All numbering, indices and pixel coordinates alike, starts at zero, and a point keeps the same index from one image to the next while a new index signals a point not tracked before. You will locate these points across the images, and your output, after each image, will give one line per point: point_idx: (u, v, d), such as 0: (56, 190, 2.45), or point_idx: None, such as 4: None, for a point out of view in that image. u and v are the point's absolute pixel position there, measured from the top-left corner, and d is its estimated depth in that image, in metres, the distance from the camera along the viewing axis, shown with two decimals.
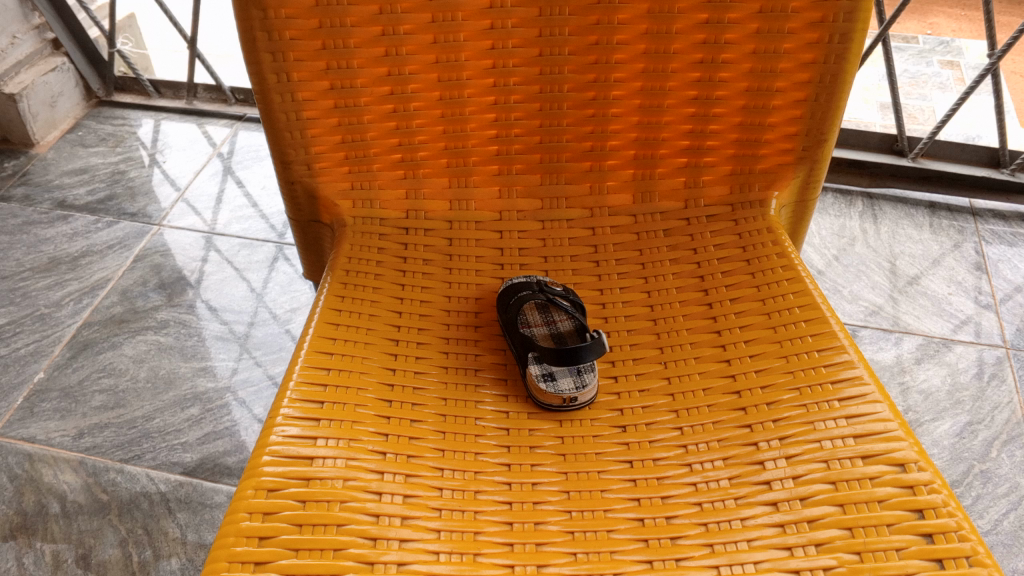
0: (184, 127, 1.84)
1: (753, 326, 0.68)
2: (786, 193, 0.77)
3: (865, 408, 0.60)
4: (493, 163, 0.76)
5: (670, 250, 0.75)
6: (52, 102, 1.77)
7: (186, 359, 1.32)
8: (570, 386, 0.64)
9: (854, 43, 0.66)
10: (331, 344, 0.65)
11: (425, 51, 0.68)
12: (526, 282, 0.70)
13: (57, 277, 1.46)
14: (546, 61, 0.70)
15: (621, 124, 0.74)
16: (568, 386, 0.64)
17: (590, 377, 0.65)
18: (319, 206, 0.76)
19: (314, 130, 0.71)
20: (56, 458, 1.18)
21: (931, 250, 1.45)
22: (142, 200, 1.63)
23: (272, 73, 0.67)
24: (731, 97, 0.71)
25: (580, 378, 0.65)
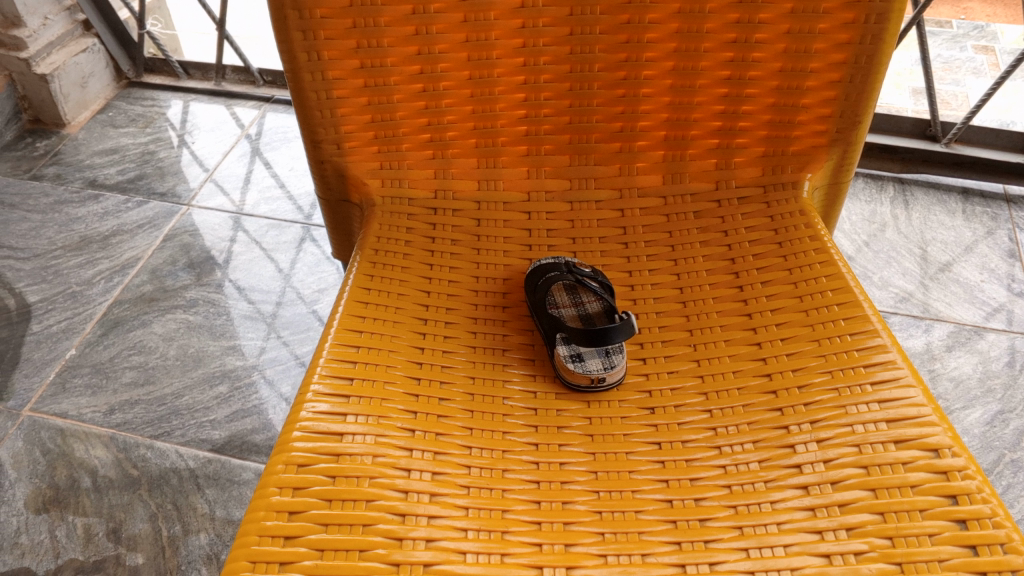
0: (212, 108, 1.85)
1: (785, 309, 0.67)
2: (819, 176, 0.76)
3: (897, 392, 0.60)
4: (522, 143, 0.76)
5: (700, 233, 0.74)
6: (83, 82, 1.79)
7: (214, 338, 1.33)
8: (598, 365, 0.63)
9: (890, 23, 0.65)
10: (360, 322, 0.65)
11: (456, 29, 0.68)
12: (553, 263, 0.70)
13: (88, 256, 1.48)
14: (577, 40, 0.69)
15: (652, 104, 0.73)
16: (597, 366, 0.63)
17: (620, 359, 0.65)
18: (348, 186, 0.76)
19: (343, 109, 0.71)
20: (87, 433, 1.20)
21: (964, 237, 1.43)
22: (171, 179, 1.65)
23: (303, 51, 0.67)
24: (764, 77, 0.70)
25: (609, 359, 0.64)
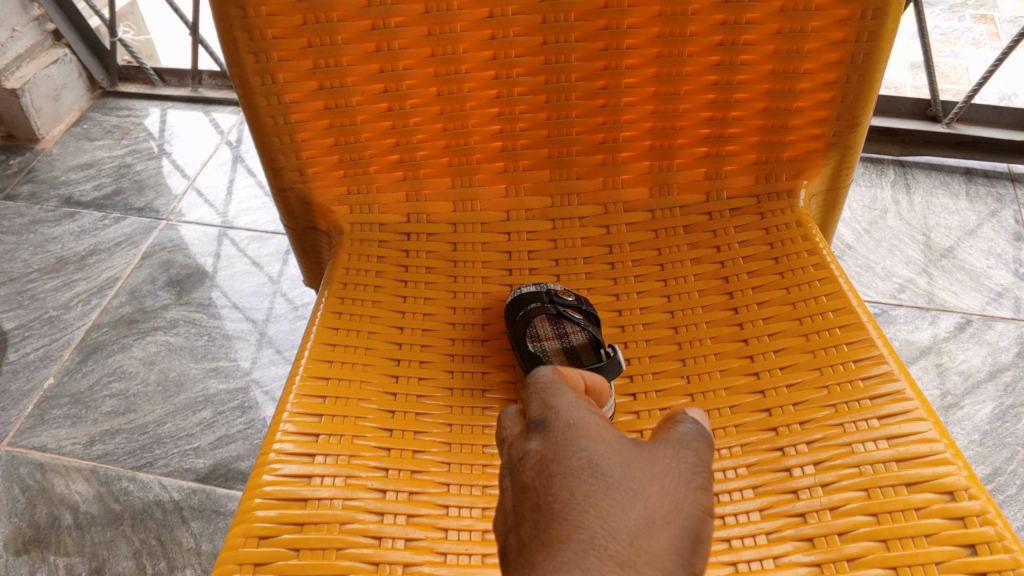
0: (190, 115, 1.79)
1: (784, 333, 0.62)
2: (816, 181, 0.70)
3: (907, 426, 0.55)
4: (498, 159, 0.71)
5: (692, 249, 0.69)
6: (56, 95, 1.73)
7: (196, 360, 1.29)
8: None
9: (890, 19, 0.60)
10: (326, 367, 0.60)
11: (419, 44, 0.63)
12: (534, 294, 0.65)
13: (65, 278, 1.43)
14: (551, 49, 0.64)
15: (635, 113, 0.68)
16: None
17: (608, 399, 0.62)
18: (313, 213, 0.71)
19: (303, 133, 0.66)
20: (67, 466, 1.16)
21: (968, 221, 1.38)
22: (149, 193, 1.59)
23: (254, 75, 0.62)
24: (755, 81, 0.65)
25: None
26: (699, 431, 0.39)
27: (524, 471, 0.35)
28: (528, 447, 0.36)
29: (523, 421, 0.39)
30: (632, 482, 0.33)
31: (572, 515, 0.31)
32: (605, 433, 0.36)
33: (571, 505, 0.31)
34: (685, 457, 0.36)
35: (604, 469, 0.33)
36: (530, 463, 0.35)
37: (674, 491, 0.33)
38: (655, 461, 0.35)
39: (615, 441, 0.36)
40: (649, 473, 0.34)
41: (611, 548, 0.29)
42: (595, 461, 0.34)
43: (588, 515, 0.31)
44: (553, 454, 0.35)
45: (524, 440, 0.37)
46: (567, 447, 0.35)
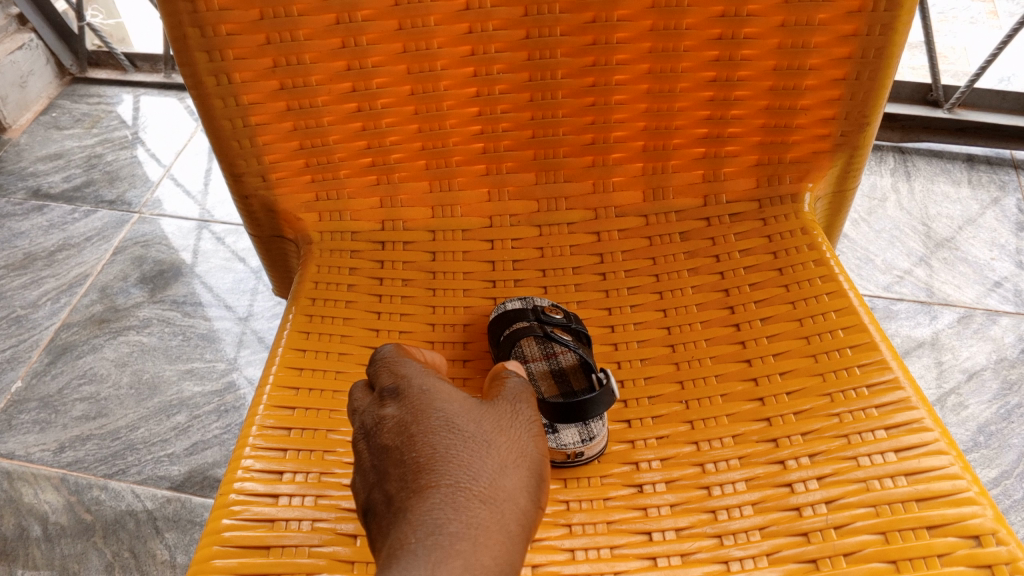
0: (164, 102, 1.73)
1: (790, 353, 0.58)
2: (821, 184, 0.66)
3: (927, 461, 0.51)
4: (479, 161, 0.66)
5: (688, 258, 0.64)
6: (22, 82, 1.67)
7: (171, 361, 1.24)
8: (575, 439, 0.55)
9: (903, 10, 0.55)
10: (292, 396, 0.57)
11: (390, 39, 0.57)
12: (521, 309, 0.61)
13: (33, 275, 1.38)
14: (534, 44, 0.59)
15: (626, 112, 0.63)
16: (574, 438, 0.55)
17: (599, 428, 0.56)
18: (280, 221, 0.67)
19: (265, 136, 0.61)
20: (35, 475, 1.11)
21: (969, 210, 1.34)
22: (121, 185, 1.53)
23: (209, 75, 0.57)
24: (756, 77, 0.60)
25: (587, 429, 0.56)
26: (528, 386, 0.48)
27: (387, 434, 0.42)
28: (385, 411, 0.43)
29: (371, 391, 0.46)
30: (487, 437, 0.41)
31: (439, 464, 0.39)
32: (454, 397, 0.44)
33: (436, 458, 0.39)
34: (520, 417, 0.44)
35: (461, 426, 0.41)
36: (390, 426, 0.42)
37: (519, 441, 0.42)
38: (499, 418, 0.43)
39: (464, 404, 0.43)
40: (500, 429, 0.42)
41: (477, 488, 0.38)
42: (451, 420, 0.42)
43: (454, 467, 0.39)
44: (414, 416, 0.42)
45: (379, 404, 0.44)
46: (423, 410, 0.42)
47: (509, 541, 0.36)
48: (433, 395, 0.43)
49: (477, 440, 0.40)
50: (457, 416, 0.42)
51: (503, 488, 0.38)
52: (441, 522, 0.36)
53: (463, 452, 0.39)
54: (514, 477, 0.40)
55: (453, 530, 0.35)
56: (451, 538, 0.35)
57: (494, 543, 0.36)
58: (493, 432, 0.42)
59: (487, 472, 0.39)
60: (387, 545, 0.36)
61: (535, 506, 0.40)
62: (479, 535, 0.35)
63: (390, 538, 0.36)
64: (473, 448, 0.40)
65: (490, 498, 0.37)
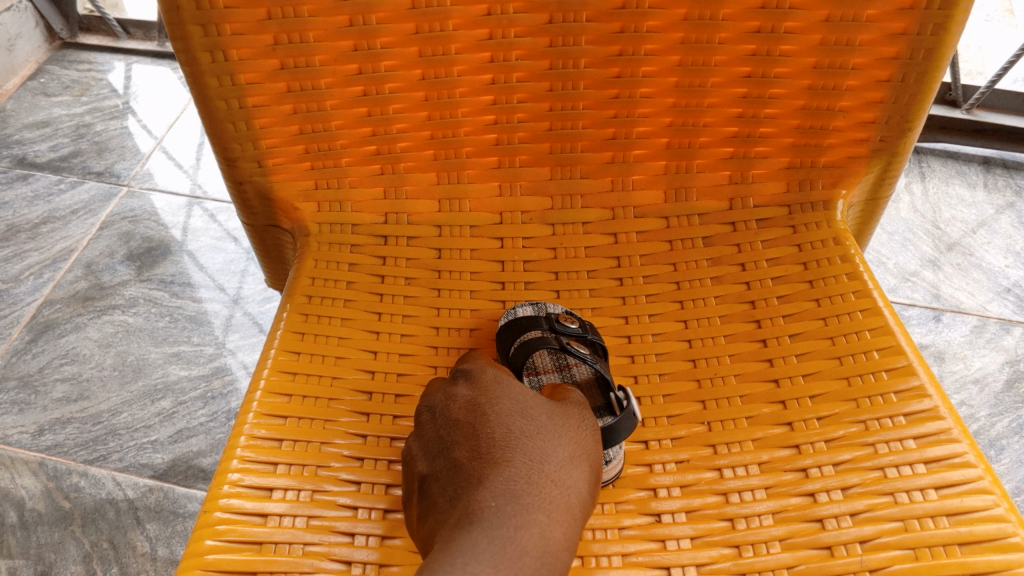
0: (157, 71, 1.67)
1: (821, 373, 0.54)
2: (855, 190, 0.62)
3: (970, 501, 0.47)
4: (492, 154, 0.61)
5: (712, 265, 0.60)
6: (9, 45, 1.61)
7: (157, 343, 1.19)
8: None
9: (959, 9, 0.51)
10: (284, 403, 0.53)
11: (402, 19, 0.53)
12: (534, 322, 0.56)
13: (15, 248, 1.33)
14: (557, 30, 0.54)
15: (652, 107, 0.58)
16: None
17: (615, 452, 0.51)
18: (276, 210, 0.62)
19: (262, 119, 0.56)
20: (13, 458, 1.07)
21: (984, 213, 1.30)
22: (109, 157, 1.48)
23: (204, 51, 0.52)
24: (794, 75, 0.56)
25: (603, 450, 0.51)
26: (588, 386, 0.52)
27: (459, 412, 0.47)
28: (459, 391, 0.48)
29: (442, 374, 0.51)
30: (557, 427, 0.45)
31: (515, 443, 0.43)
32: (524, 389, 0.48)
33: (512, 437, 0.44)
34: (585, 413, 0.48)
35: (533, 413, 0.46)
36: (462, 405, 0.47)
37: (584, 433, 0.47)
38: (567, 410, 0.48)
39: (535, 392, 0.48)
40: (567, 418, 0.47)
41: (548, 468, 0.43)
42: (524, 404, 0.46)
43: (529, 447, 0.43)
44: (490, 399, 0.47)
45: (453, 385, 0.49)
46: (499, 392, 0.47)
47: (573, 519, 0.41)
48: (506, 384, 0.48)
49: (548, 427, 0.45)
50: (529, 403, 0.46)
51: (571, 472, 0.43)
52: (517, 492, 0.40)
53: (536, 436, 0.44)
54: (580, 464, 0.44)
55: (528, 501, 0.40)
56: (526, 507, 0.40)
57: (563, 519, 0.41)
58: (562, 421, 0.46)
59: (557, 456, 0.43)
60: (464, 505, 0.41)
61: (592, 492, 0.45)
62: (550, 510, 0.40)
63: (469, 499, 0.41)
64: (545, 435, 0.44)
65: (559, 480, 0.42)
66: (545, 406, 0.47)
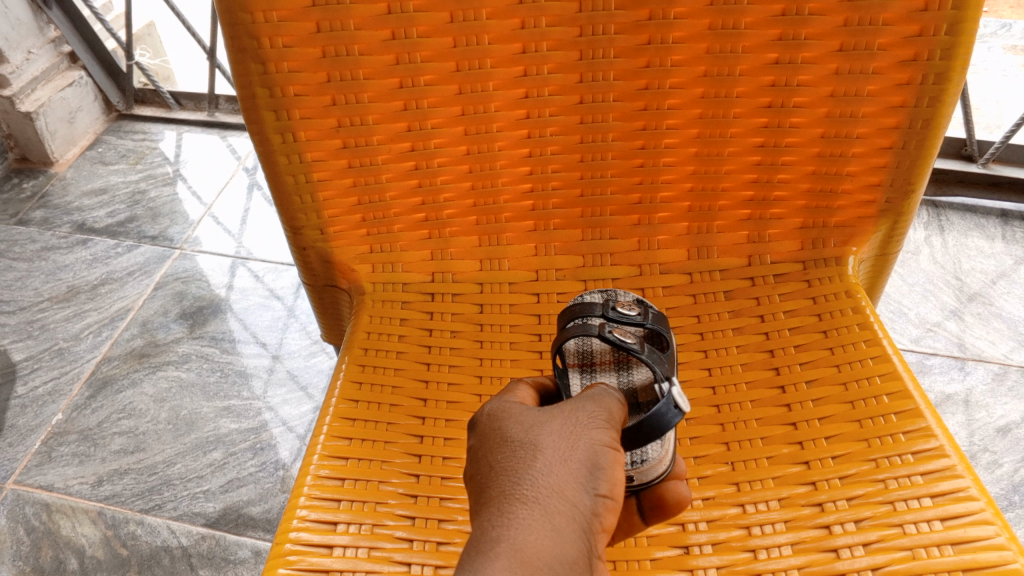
0: (206, 140, 1.77)
1: (835, 417, 0.58)
2: (865, 247, 0.67)
3: (973, 531, 0.51)
4: (528, 218, 0.67)
5: (733, 317, 0.66)
6: (70, 118, 1.72)
7: (208, 398, 1.26)
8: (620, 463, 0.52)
9: (952, 84, 0.56)
10: (346, 446, 0.58)
11: (449, 102, 0.59)
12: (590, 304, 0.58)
13: (76, 308, 1.41)
14: (588, 109, 0.61)
15: (674, 174, 0.64)
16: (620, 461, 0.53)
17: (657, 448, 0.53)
18: (334, 271, 0.69)
19: (325, 192, 0.63)
20: (73, 508, 1.13)
21: (1004, 264, 1.33)
22: (163, 221, 1.57)
23: (275, 133, 0.59)
24: (804, 144, 0.61)
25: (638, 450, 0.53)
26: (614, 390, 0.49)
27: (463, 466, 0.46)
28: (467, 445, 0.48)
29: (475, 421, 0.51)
30: (536, 439, 0.43)
31: (492, 481, 0.42)
32: (517, 412, 0.46)
33: (490, 474, 0.42)
34: (581, 408, 0.46)
35: (514, 436, 0.44)
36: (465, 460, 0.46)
37: (574, 430, 0.44)
38: (560, 414, 0.45)
39: (526, 413, 0.46)
40: (557, 424, 0.44)
41: (519, 490, 0.41)
42: (507, 432, 0.45)
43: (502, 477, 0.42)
44: (477, 446, 0.46)
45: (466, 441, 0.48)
46: (487, 431, 0.46)
47: (554, 531, 0.39)
48: (495, 415, 0.46)
49: (526, 445, 0.43)
50: (510, 427, 0.45)
51: (549, 479, 0.41)
52: (484, 531, 0.39)
53: (511, 461, 0.42)
54: (563, 469, 0.42)
55: (492, 534, 0.38)
56: (489, 541, 0.38)
57: (534, 535, 0.38)
58: (544, 428, 0.44)
59: (529, 473, 0.41)
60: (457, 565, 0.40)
61: (589, 492, 0.41)
62: (517, 533, 0.38)
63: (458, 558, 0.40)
64: (519, 455, 0.43)
65: (531, 497, 0.40)
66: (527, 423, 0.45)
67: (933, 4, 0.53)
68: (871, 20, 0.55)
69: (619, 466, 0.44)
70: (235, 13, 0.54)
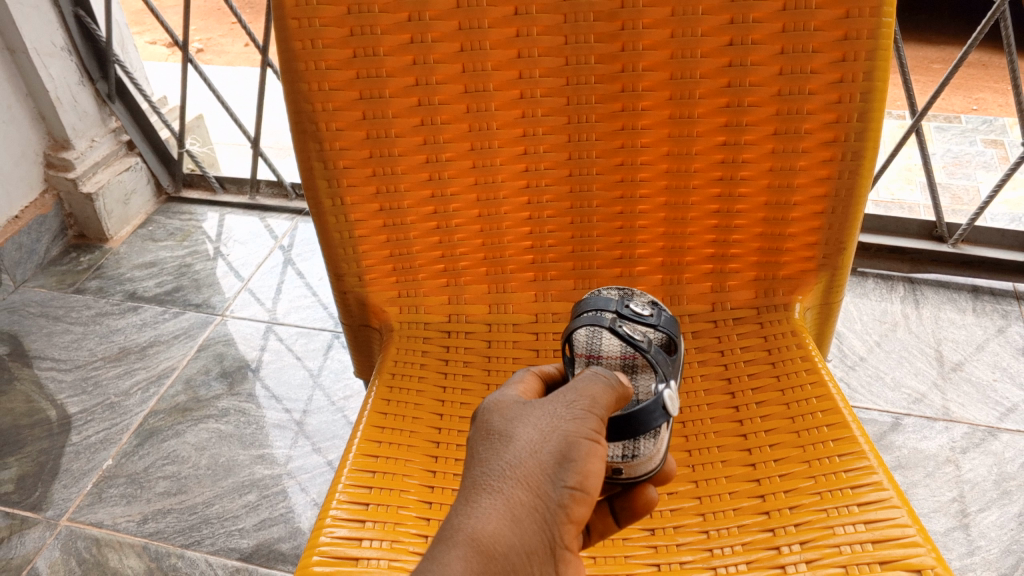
0: (247, 221, 1.94)
1: (778, 429, 0.72)
2: (809, 296, 0.80)
3: (883, 513, 0.63)
4: (528, 270, 0.82)
5: (699, 351, 0.79)
6: (126, 199, 1.90)
7: (245, 447, 1.38)
8: (613, 454, 0.60)
9: (866, 159, 0.71)
10: (377, 447, 0.71)
11: (465, 174, 0.75)
12: (607, 300, 0.66)
13: (127, 366, 1.55)
14: (576, 180, 0.76)
15: (648, 234, 0.79)
16: (615, 453, 0.60)
17: (649, 449, 0.60)
18: (368, 313, 0.83)
19: (364, 246, 0.78)
20: (121, 542, 1.24)
21: (974, 335, 1.45)
22: (206, 291, 1.72)
23: (328, 198, 0.75)
24: (751, 209, 0.76)
25: (632, 444, 0.60)
26: (605, 380, 0.56)
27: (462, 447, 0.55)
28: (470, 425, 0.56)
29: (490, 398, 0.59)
30: (514, 431, 0.51)
31: (472, 467, 0.51)
32: (509, 404, 0.54)
33: (471, 462, 0.51)
34: (564, 401, 0.53)
35: (498, 428, 0.52)
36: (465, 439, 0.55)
37: (550, 424, 0.52)
38: (545, 406, 0.53)
39: (515, 404, 0.54)
40: (538, 417, 0.52)
41: (489, 481, 0.49)
42: (494, 422, 0.53)
43: (478, 467, 0.50)
44: (472, 432, 0.54)
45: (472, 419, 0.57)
46: (480, 418, 0.54)
47: (511, 517, 0.48)
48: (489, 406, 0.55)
49: (504, 436, 0.51)
50: (497, 419, 0.53)
51: (516, 470, 0.49)
52: (454, 514, 0.48)
53: (489, 451, 0.51)
54: (531, 462, 0.50)
55: (457, 520, 0.47)
56: (454, 524, 0.47)
57: (490, 522, 0.47)
58: (524, 421, 0.52)
59: (501, 462, 0.50)
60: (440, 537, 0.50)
61: (556, 484, 0.49)
62: (479, 517, 0.47)
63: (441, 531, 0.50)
64: (498, 445, 0.51)
65: (497, 487, 0.49)
66: (512, 416, 0.53)
67: (844, 98, 0.69)
68: (797, 110, 0.70)
69: (595, 457, 0.52)
70: (300, 104, 0.70)
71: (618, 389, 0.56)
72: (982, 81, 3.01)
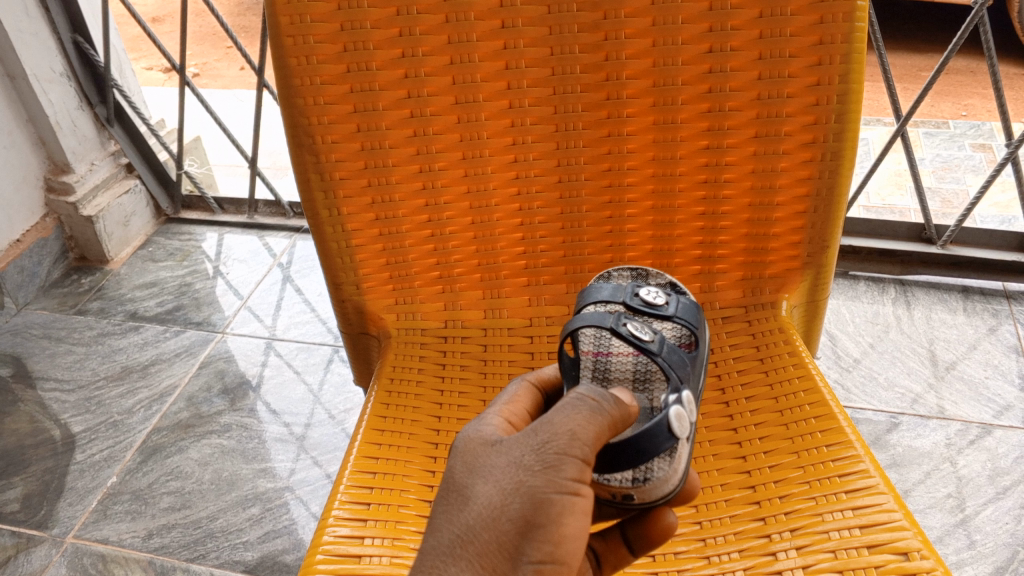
0: (246, 239, 1.96)
1: (767, 423, 0.73)
2: (796, 294, 0.82)
3: (870, 499, 0.65)
4: (521, 275, 0.84)
5: None
6: (126, 221, 1.92)
7: (247, 461, 1.40)
8: (625, 479, 0.58)
9: (845, 159, 0.73)
10: (377, 449, 0.73)
11: (457, 182, 0.78)
12: (614, 291, 0.69)
13: (129, 385, 1.57)
14: (565, 186, 0.79)
15: (637, 237, 0.81)
16: (626, 477, 0.58)
17: (661, 471, 0.58)
18: (366, 320, 0.85)
19: (361, 255, 0.81)
20: (126, 558, 1.25)
21: (966, 335, 1.47)
22: (206, 309, 1.74)
23: (325, 209, 0.77)
24: (736, 211, 0.78)
25: (645, 468, 0.58)
26: (589, 407, 0.51)
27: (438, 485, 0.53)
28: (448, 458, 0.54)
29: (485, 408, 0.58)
30: (478, 494, 0.49)
31: (433, 532, 0.49)
32: (481, 450, 0.51)
33: (432, 526, 0.49)
34: (538, 449, 0.49)
35: (463, 485, 0.50)
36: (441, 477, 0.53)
37: (516, 484, 0.48)
38: (516, 456, 0.49)
39: (487, 452, 0.51)
40: (505, 474, 0.49)
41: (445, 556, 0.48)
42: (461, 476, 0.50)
43: (436, 537, 0.49)
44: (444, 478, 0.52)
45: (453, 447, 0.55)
46: (451, 465, 0.52)
47: None
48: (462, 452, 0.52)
49: (466, 499, 0.49)
50: (464, 475, 0.50)
51: (474, 547, 0.47)
52: None
53: (450, 516, 0.49)
54: (489, 529, 0.48)
55: None
56: None
57: None
58: (490, 480, 0.49)
59: (458, 536, 0.48)
60: None
61: (519, 558, 0.47)
62: None
63: None
64: (456, 507, 0.49)
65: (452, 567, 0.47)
66: (475, 467, 0.50)
67: (822, 100, 0.71)
68: (776, 113, 0.73)
69: (571, 515, 0.48)
70: (297, 118, 0.72)
71: (604, 414, 0.52)
72: (969, 88, 3.05)
